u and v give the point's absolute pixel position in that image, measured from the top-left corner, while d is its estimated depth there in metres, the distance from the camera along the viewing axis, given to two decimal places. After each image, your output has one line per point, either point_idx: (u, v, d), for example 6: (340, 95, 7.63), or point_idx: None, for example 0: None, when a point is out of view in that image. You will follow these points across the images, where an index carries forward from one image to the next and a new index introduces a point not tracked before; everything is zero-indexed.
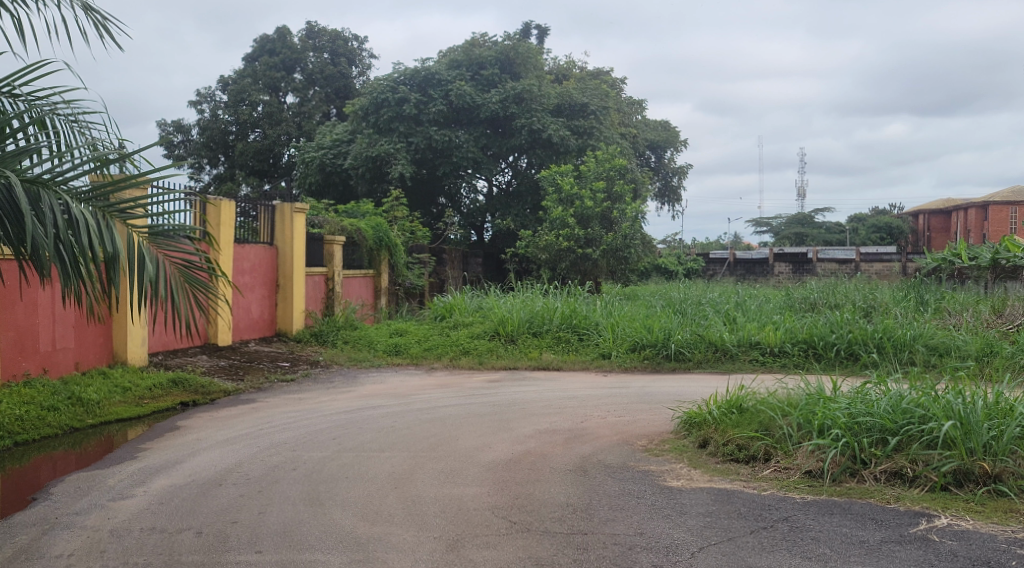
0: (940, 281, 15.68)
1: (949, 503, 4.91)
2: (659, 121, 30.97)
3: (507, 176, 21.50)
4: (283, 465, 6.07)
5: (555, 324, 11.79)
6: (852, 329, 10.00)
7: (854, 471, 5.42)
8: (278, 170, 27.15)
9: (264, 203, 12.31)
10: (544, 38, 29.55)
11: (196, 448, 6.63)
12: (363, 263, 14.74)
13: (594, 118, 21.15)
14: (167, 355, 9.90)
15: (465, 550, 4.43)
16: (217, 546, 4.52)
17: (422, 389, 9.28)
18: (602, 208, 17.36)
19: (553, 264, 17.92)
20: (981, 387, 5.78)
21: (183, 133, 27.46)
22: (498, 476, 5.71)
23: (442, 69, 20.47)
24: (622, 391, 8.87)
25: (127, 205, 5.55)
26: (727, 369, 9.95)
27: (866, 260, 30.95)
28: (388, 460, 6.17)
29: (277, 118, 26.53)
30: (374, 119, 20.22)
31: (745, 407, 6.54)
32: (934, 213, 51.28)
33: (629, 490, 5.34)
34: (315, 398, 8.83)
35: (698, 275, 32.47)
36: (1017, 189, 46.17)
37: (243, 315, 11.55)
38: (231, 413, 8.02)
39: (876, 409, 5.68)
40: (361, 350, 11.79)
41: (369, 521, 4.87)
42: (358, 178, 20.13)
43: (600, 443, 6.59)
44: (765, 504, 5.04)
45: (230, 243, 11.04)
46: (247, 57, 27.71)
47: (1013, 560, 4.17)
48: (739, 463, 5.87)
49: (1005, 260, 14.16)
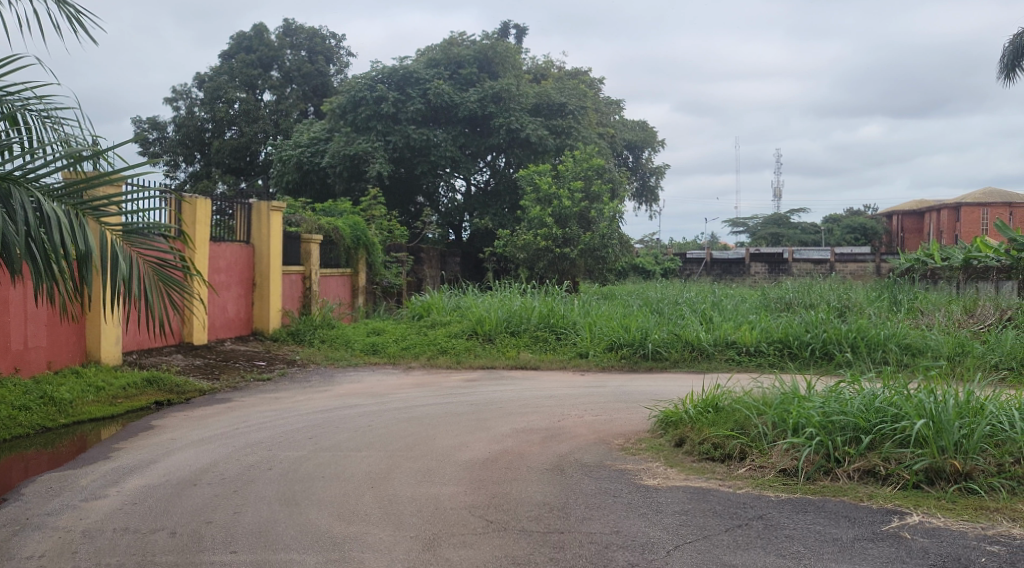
0: (913, 281, 15.88)
1: (921, 501, 4.98)
2: (637, 121, 31.07)
3: (485, 176, 21.52)
4: (259, 464, 6.04)
5: (532, 323, 11.80)
6: (827, 328, 10.09)
7: (827, 469, 5.47)
8: (254, 168, 26.94)
9: (240, 201, 12.22)
10: (523, 38, 29.58)
11: (170, 448, 6.57)
12: (341, 262, 14.67)
13: (571, 117, 21.15)
14: (141, 353, 9.81)
15: (441, 550, 4.43)
16: (191, 547, 4.50)
17: (399, 388, 9.26)
18: (580, 208, 17.38)
19: (531, 264, 17.95)
20: (953, 386, 5.83)
21: (158, 130, 27.21)
22: (475, 476, 5.71)
23: (420, 67, 20.43)
24: (598, 391, 8.90)
25: (99, 203, 5.52)
26: (702, 369, 10.01)
27: (841, 260, 31.25)
28: (366, 460, 6.14)
29: (254, 116, 26.31)
30: (352, 117, 20.16)
31: (721, 407, 6.59)
32: (908, 214, 51.78)
33: (605, 489, 5.37)
34: (291, 398, 8.76)
35: (675, 274, 32.62)
36: (988, 190, 46.87)
37: (218, 314, 11.46)
38: (206, 413, 7.97)
39: (850, 408, 5.74)
40: (338, 350, 11.75)
41: (346, 520, 4.87)
42: (336, 176, 20.02)
43: (576, 442, 6.60)
44: (740, 502, 5.07)
45: (206, 241, 10.97)
46: (224, 54, 27.56)
47: (983, 557, 4.23)
48: (714, 461, 5.91)
49: (976, 261, 14.35)
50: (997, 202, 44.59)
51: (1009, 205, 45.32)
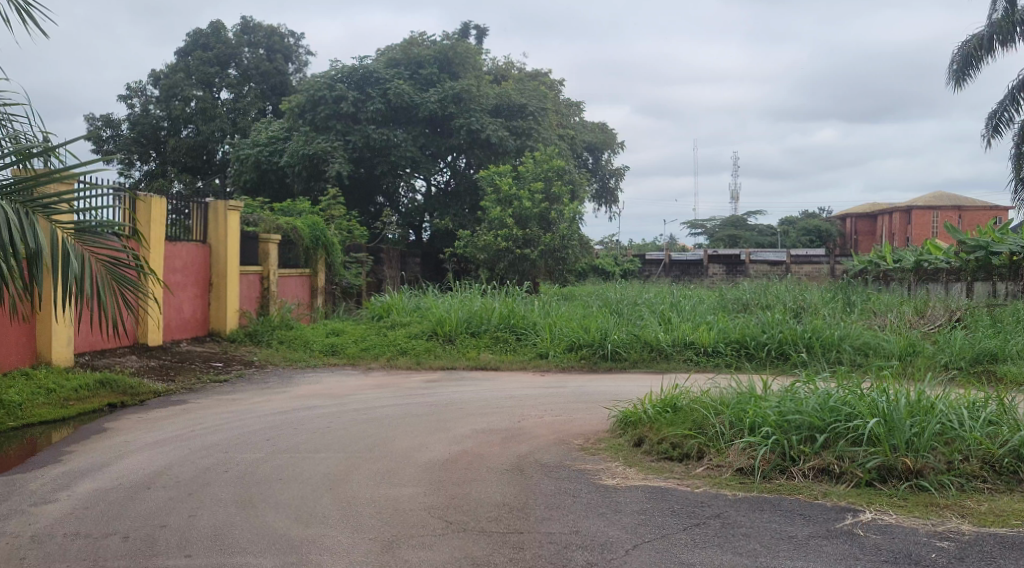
0: (866, 282, 16.27)
1: (874, 499, 5.07)
2: (597, 123, 31.22)
3: (445, 176, 21.50)
4: (215, 467, 5.96)
5: (493, 324, 11.81)
6: (783, 329, 10.26)
7: (783, 467, 5.55)
8: (211, 167, 26.58)
9: (196, 200, 12.03)
10: (482, 39, 29.56)
11: (123, 451, 6.46)
12: (299, 263, 14.53)
13: (532, 119, 21.23)
14: (94, 355, 9.64)
15: (400, 551, 4.42)
16: (144, 551, 4.43)
17: (359, 389, 9.22)
18: (540, 209, 17.45)
19: (491, 265, 17.92)
20: (905, 386, 5.95)
21: (112, 128, 26.68)
22: (434, 476, 5.71)
23: (380, 67, 20.33)
24: (558, 391, 8.93)
25: (50, 200, 5.42)
26: (661, 369, 10.12)
27: (796, 262, 31.77)
28: (324, 461, 6.11)
29: (211, 115, 25.89)
30: (311, 116, 20.02)
31: (679, 406, 6.65)
32: (861, 217, 52.78)
33: (565, 489, 5.39)
34: (248, 399, 8.68)
35: (634, 276, 32.92)
36: (937, 194, 48.23)
37: (174, 315, 11.29)
38: (160, 414, 7.85)
39: (805, 407, 5.82)
40: (297, 350, 11.66)
41: (303, 522, 4.83)
42: (295, 176, 19.83)
43: (536, 442, 6.63)
44: (698, 501, 5.12)
45: (161, 240, 10.82)
46: (179, 52, 27.18)
47: (934, 553, 4.32)
48: (673, 460, 5.97)
49: (927, 263, 14.74)
50: (947, 206, 45.86)
51: (957, 208, 46.64)
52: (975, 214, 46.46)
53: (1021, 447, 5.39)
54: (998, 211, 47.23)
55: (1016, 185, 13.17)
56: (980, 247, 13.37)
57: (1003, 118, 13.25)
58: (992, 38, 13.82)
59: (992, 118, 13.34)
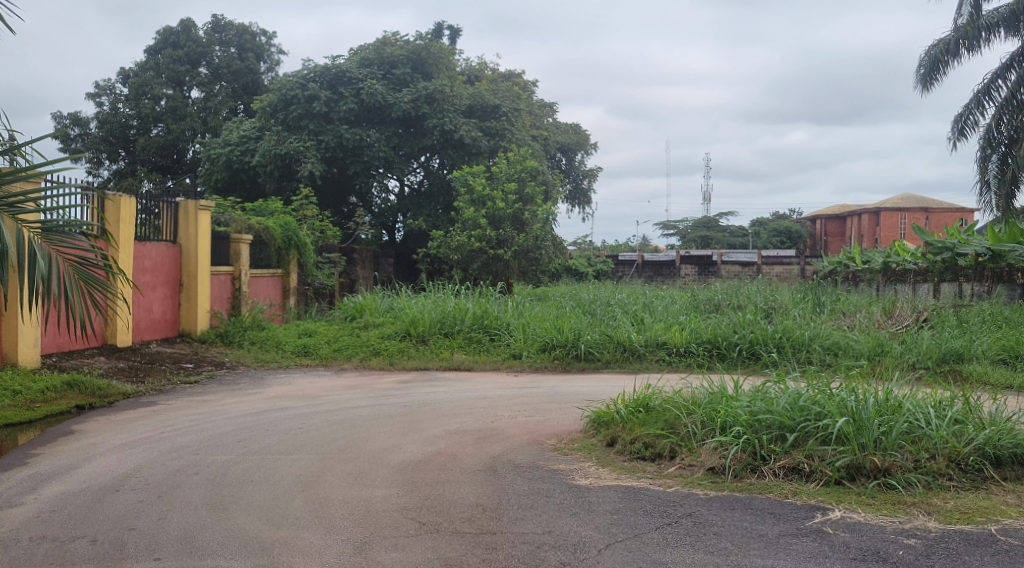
0: (836, 283, 16.50)
1: (842, 498, 5.13)
2: (570, 124, 31.29)
3: (419, 177, 21.44)
4: (185, 468, 5.91)
5: (466, 324, 11.80)
6: (754, 329, 10.36)
7: (754, 467, 5.60)
8: (182, 166, 26.34)
9: (166, 200, 11.90)
10: (456, 38, 29.51)
11: (92, 453, 6.38)
12: (271, 263, 14.42)
13: (505, 119, 21.26)
14: (62, 356, 9.52)
15: (373, 552, 4.41)
16: (113, 555, 4.38)
17: (331, 390, 9.18)
18: (513, 209, 17.48)
19: (465, 265, 17.91)
20: (872, 386, 6.06)
21: (80, 126, 26.37)
22: (407, 477, 5.70)
23: (352, 66, 20.22)
24: (531, 391, 8.96)
25: (15, 200, 5.35)
26: (633, 369, 10.18)
27: (767, 263, 32.08)
28: (296, 462, 6.08)
29: (181, 113, 25.73)
30: (283, 116, 19.91)
31: (651, 406, 6.69)
32: (831, 219, 53.43)
33: (538, 489, 5.40)
34: (220, 400, 8.62)
35: (607, 276, 33.05)
36: (906, 196, 48.96)
37: (144, 315, 11.18)
38: (130, 416, 7.77)
39: (776, 406, 5.88)
40: (269, 351, 11.60)
41: (275, 524, 4.80)
42: (267, 176, 19.70)
43: (509, 442, 6.64)
44: (669, 500, 5.16)
45: (130, 240, 10.70)
46: (149, 50, 26.90)
47: (901, 550, 4.38)
48: (645, 460, 6.00)
49: (895, 264, 15.03)
50: (914, 208, 46.66)
51: (925, 210, 47.43)
52: (941, 215, 47.29)
53: (985, 446, 5.49)
54: (964, 213, 48.08)
55: (981, 189, 13.39)
56: (946, 249, 13.81)
57: (968, 121, 13.43)
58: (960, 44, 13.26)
59: (957, 122, 13.56)
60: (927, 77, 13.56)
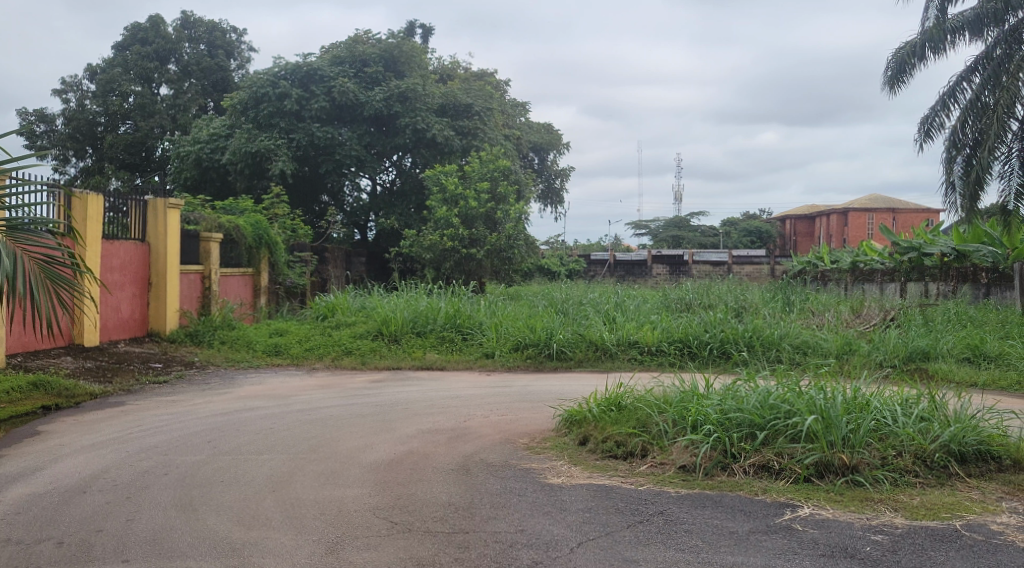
0: (805, 283, 16.70)
1: (811, 494, 5.19)
2: (542, 124, 31.32)
3: (391, 175, 21.41)
4: (154, 469, 5.85)
5: (438, 324, 11.77)
6: (724, 328, 10.45)
7: (724, 464, 5.65)
8: (150, 164, 26.05)
9: (135, 197, 11.73)
10: (428, 38, 29.43)
11: (59, 455, 6.29)
12: (241, 261, 14.28)
13: (477, 119, 21.30)
14: (27, 356, 9.37)
15: (345, 552, 4.39)
16: (80, 557, 4.33)
17: (303, 390, 9.11)
18: (485, 209, 17.47)
19: (437, 265, 17.89)
20: (840, 383, 6.14)
21: (46, 123, 25.99)
22: (379, 477, 5.68)
23: (324, 65, 20.08)
24: (503, 391, 8.95)
25: None
26: (606, 368, 10.21)
27: (738, 263, 32.37)
28: (267, 463, 6.03)
29: (150, 111, 25.45)
30: (254, 114, 19.75)
31: (623, 405, 6.73)
32: (800, 219, 54.05)
33: (510, 489, 5.40)
34: (189, 400, 8.52)
35: (579, 276, 33.15)
36: (873, 197, 49.72)
37: (112, 314, 11.05)
38: (96, 417, 7.65)
39: (746, 404, 5.94)
40: (239, 350, 11.51)
41: (245, 525, 4.76)
42: (237, 174, 19.56)
43: (482, 441, 6.65)
44: (641, 499, 5.19)
45: (97, 239, 10.57)
46: (117, 46, 26.56)
47: (869, 546, 4.45)
48: (617, 459, 6.03)
49: (863, 264, 15.27)
50: (881, 209, 47.48)
51: (892, 211, 48.17)
52: (908, 216, 48.05)
53: (950, 442, 5.58)
54: (930, 213, 48.88)
55: (946, 189, 13.53)
56: (913, 249, 14.14)
57: (934, 124, 13.66)
58: (925, 47, 13.39)
59: (924, 123, 13.76)
60: (893, 79, 13.73)
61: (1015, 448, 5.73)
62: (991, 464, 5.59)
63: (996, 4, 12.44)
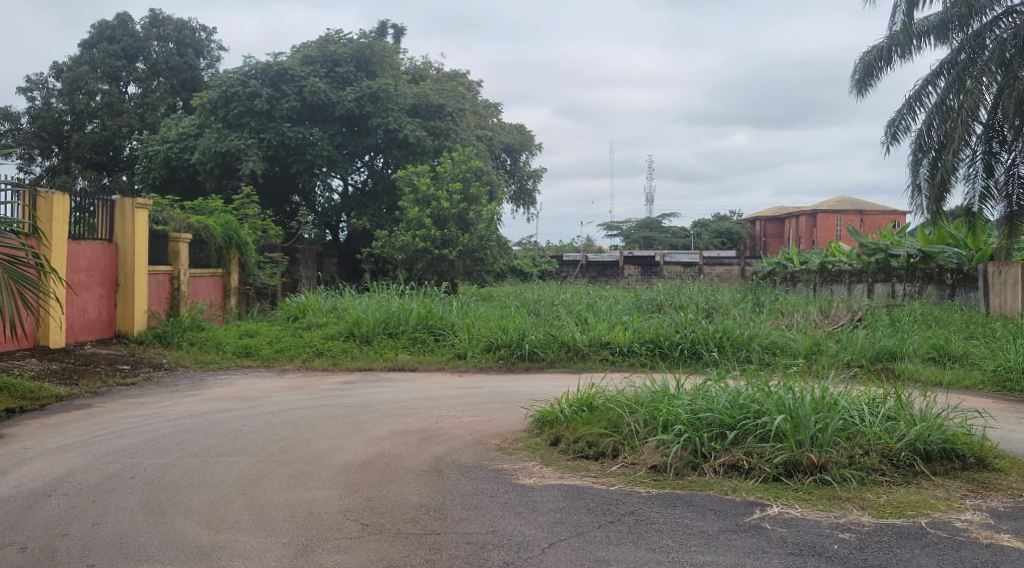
0: (774, 283, 16.89)
1: (780, 493, 5.25)
2: (514, 125, 31.35)
3: (363, 176, 21.33)
4: (121, 473, 5.78)
5: (411, 324, 11.75)
6: (695, 329, 10.53)
7: (695, 464, 5.69)
8: (118, 163, 25.79)
9: (101, 197, 11.57)
10: (400, 38, 29.31)
11: (23, 458, 6.20)
12: (211, 262, 14.13)
13: (449, 119, 21.29)
14: None
15: (315, 555, 4.37)
16: (43, 561, 4.27)
17: (274, 391, 9.06)
18: (457, 209, 17.44)
19: (409, 265, 17.86)
20: (809, 383, 6.21)
21: (10, 121, 25.64)
22: (351, 478, 5.66)
23: (295, 64, 19.91)
24: (475, 391, 8.95)
25: None
26: (578, 368, 10.26)
27: (709, 264, 32.62)
28: (236, 465, 5.98)
29: (117, 110, 25.19)
30: (223, 113, 19.53)
31: (594, 405, 6.75)
32: (769, 221, 54.61)
33: (482, 489, 5.41)
34: (158, 402, 8.44)
35: (551, 276, 33.21)
36: (841, 199, 50.37)
37: (78, 315, 10.92)
38: (63, 419, 7.56)
39: (716, 405, 6.00)
40: (209, 351, 11.41)
41: (214, 528, 4.73)
42: (207, 174, 19.42)
43: (453, 442, 6.65)
44: (612, 499, 5.21)
45: (63, 239, 10.42)
46: (84, 44, 26.19)
47: (836, 544, 4.50)
48: (589, 459, 6.05)
49: (831, 265, 15.48)
50: (849, 211, 48.18)
51: (860, 213, 48.83)
52: (875, 218, 48.73)
53: (916, 442, 5.67)
54: (897, 215, 49.62)
55: (913, 192, 13.69)
56: (879, 250, 14.47)
57: (900, 126, 13.84)
58: (892, 51, 13.59)
59: (891, 126, 13.95)
60: (860, 82, 13.88)
61: (978, 446, 5.86)
62: (955, 462, 5.69)
63: (960, 9, 12.56)
